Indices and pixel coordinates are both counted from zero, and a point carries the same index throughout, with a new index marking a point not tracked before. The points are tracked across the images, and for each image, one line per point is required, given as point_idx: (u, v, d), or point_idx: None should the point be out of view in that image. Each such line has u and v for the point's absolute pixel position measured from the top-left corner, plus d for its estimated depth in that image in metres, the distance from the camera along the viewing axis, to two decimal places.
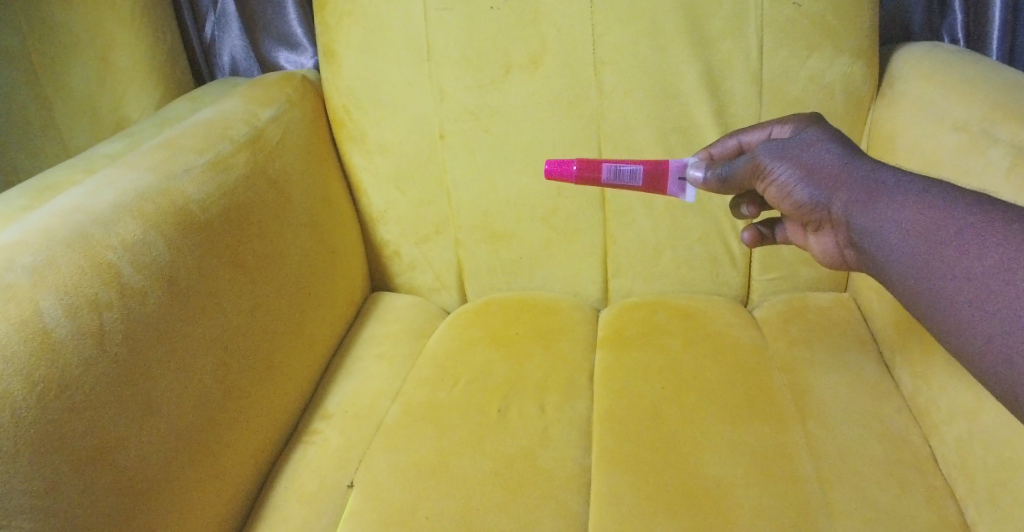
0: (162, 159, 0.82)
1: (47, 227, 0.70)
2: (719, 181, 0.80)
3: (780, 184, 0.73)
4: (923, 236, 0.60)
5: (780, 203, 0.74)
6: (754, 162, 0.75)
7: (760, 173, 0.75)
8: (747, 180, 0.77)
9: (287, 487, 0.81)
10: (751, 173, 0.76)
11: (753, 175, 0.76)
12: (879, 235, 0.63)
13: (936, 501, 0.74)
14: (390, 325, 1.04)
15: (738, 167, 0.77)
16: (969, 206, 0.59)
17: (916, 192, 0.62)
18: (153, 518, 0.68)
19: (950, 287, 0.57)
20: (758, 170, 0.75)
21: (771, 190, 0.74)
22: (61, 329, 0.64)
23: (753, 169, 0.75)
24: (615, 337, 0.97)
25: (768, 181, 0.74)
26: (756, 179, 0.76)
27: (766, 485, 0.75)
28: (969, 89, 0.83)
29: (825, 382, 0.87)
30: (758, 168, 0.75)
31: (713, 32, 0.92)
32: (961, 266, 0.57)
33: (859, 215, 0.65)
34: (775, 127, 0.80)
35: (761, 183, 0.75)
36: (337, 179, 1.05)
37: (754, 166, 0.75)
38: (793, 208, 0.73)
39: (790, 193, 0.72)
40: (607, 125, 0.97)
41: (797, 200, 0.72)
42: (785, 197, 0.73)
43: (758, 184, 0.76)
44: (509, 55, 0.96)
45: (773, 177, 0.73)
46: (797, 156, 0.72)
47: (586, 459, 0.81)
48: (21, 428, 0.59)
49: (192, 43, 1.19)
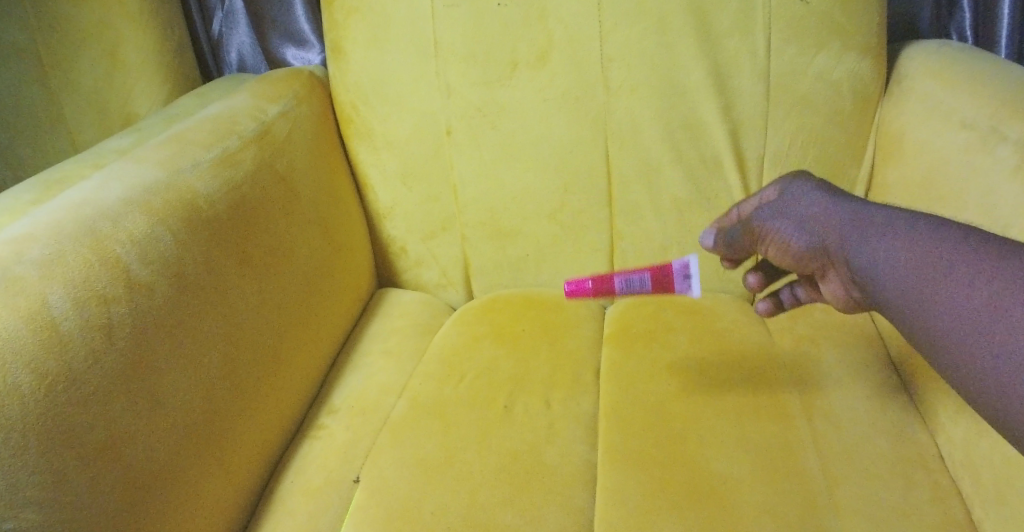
0: (170, 155, 0.82)
1: (56, 220, 0.70)
2: (723, 245, 0.81)
3: (779, 241, 0.74)
4: (914, 274, 0.60)
5: (783, 259, 0.75)
6: (750, 225, 0.77)
7: (759, 235, 0.76)
8: (750, 243, 0.78)
9: (294, 481, 0.81)
10: (751, 237, 0.77)
11: (754, 238, 0.77)
12: (876, 275, 0.63)
13: (942, 499, 0.73)
14: (395, 320, 1.05)
15: (738, 231, 0.79)
16: (955, 240, 0.59)
17: (904, 229, 0.62)
18: (159, 511, 0.68)
19: (947, 327, 0.57)
20: (757, 233, 0.76)
21: (773, 249, 0.75)
22: (70, 323, 0.64)
23: (751, 232, 0.77)
24: (622, 333, 0.97)
25: (767, 242, 0.75)
26: (757, 241, 0.77)
27: (773, 482, 0.75)
28: (976, 87, 0.83)
29: (831, 378, 0.87)
30: (758, 231, 0.76)
31: (720, 30, 0.92)
32: (954, 305, 0.57)
33: (854, 256, 0.66)
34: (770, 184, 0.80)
35: (762, 245, 0.76)
36: (343, 175, 1.05)
37: (752, 229, 0.77)
38: (795, 261, 0.73)
39: (789, 248, 0.73)
40: (614, 123, 0.97)
41: (796, 252, 0.72)
42: (786, 253, 0.73)
43: (760, 246, 0.77)
44: (516, 51, 0.96)
45: (771, 237, 0.75)
46: (789, 211, 0.73)
47: (592, 455, 0.81)
48: (29, 419, 0.59)
49: (200, 40, 1.20)
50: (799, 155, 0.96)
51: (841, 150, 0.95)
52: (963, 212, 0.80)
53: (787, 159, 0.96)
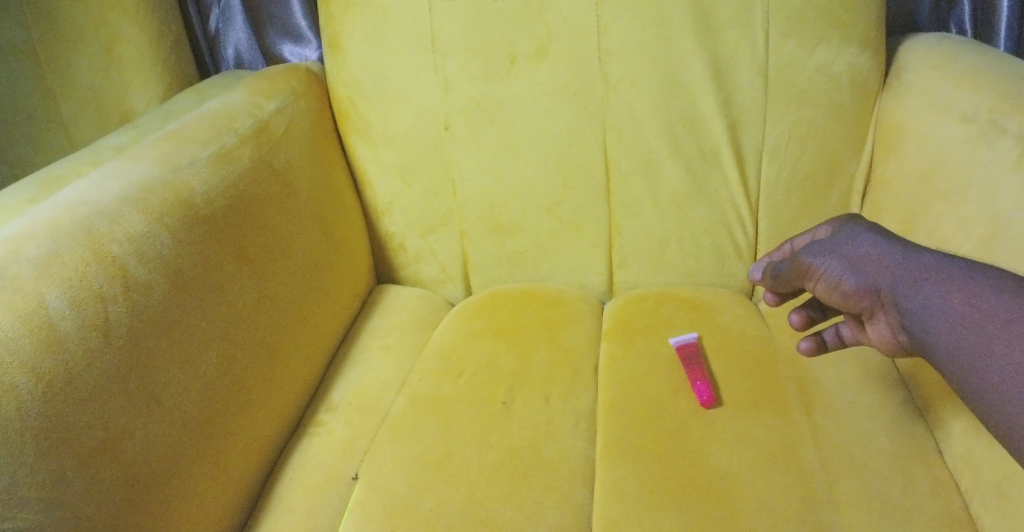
0: (167, 152, 0.82)
1: (52, 219, 0.70)
2: (771, 278, 0.80)
3: (827, 278, 0.73)
4: (973, 326, 0.61)
5: (829, 298, 0.74)
6: (798, 261, 0.76)
7: (806, 271, 0.75)
8: (795, 279, 0.77)
9: (293, 479, 0.81)
10: (797, 273, 0.76)
11: (800, 274, 0.76)
12: (932, 323, 0.64)
13: (942, 494, 0.73)
14: (395, 316, 1.05)
15: (785, 264, 0.78)
16: (1012, 295, 0.61)
17: (959, 279, 0.64)
18: (158, 511, 0.68)
19: (1004, 380, 0.58)
20: (804, 269, 0.75)
21: (820, 285, 0.74)
22: (67, 323, 0.64)
23: (799, 268, 0.76)
24: (621, 329, 0.97)
25: (815, 279, 0.74)
26: (803, 278, 0.76)
27: (772, 478, 0.75)
28: (975, 81, 0.82)
29: (830, 373, 0.87)
30: (804, 267, 0.75)
31: (718, 24, 0.92)
32: (1015, 359, 0.58)
33: (906, 299, 0.66)
34: (819, 226, 0.80)
35: (808, 281, 0.75)
36: (341, 171, 1.05)
37: (799, 265, 0.76)
38: (842, 300, 0.72)
39: (838, 285, 0.72)
40: (612, 117, 0.97)
41: (846, 290, 0.71)
42: (833, 290, 0.72)
43: (806, 282, 0.76)
44: (514, 46, 0.95)
45: (819, 274, 0.74)
46: (840, 248, 0.73)
47: (591, 451, 0.81)
48: (28, 419, 0.59)
49: (196, 36, 1.19)
50: (798, 148, 0.96)
51: (840, 144, 0.95)
52: (963, 205, 0.80)
53: (786, 153, 0.96)
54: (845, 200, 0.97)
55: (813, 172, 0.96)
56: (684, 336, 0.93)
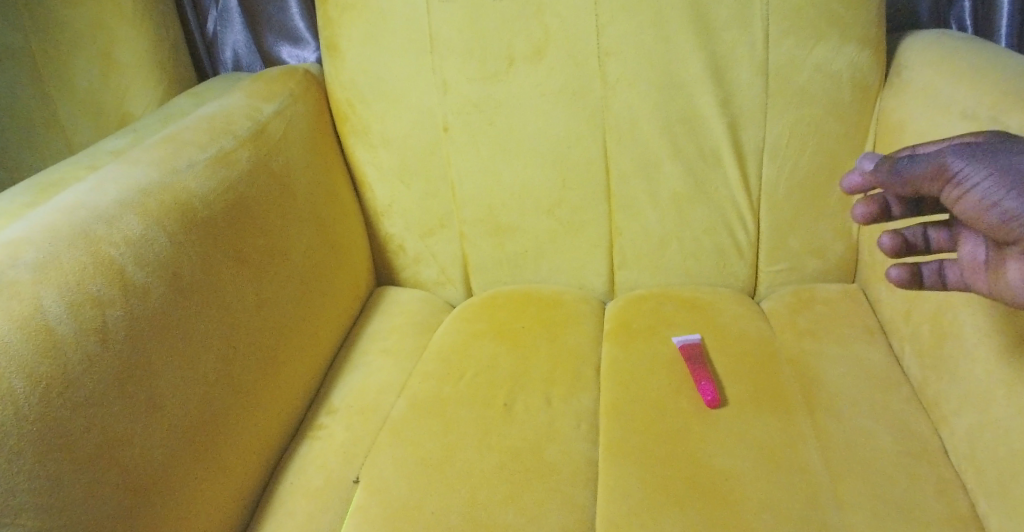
0: (165, 155, 0.82)
1: (50, 223, 0.70)
2: (892, 173, 0.67)
3: (975, 191, 0.61)
4: None
5: (967, 214, 0.62)
6: (941, 161, 0.63)
7: (947, 175, 0.63)
8: (926, 183, 0.65)
9: (293, 483, 0.81)
10: (933, 175, 0.64)
11: (934, 178, 0.64)
12: None
13: (947, 493, 0.73)
14: (395, 318, 1.04)
15: (920, 161, 0.65)
16: None
17: None
18: (158, 516, 0.67)
19: None
20: (945, 172, 0.63)
21: (959, 197, 0.62)
22: (64, 327, 0.64)
23: (938, 170, 0.63)
24: (622, 329, 0.96)
25: (956, 187, 0.62)
26: (938, 183, 0.64)
27: (775, 478, 0.75)
28: (976, 78, 0.82)
29: (833, 372, 0.86)
30: (945, 170, 0.63)
31: (717, 22, 0.92)
32: None
33: None
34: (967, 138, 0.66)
35: (945, 188, 0.63)
36: (340, 173, 1.05)
37: (941, 167, 0.63)
38: (989, 221, 0.61)
39: (993, 203, 0.60)
40: (612, 117, 0.97)
41: (1006, 210, 0.59)
42: (985, 207, 0.60)
43: (938, 189, 0.64)
44: (512, 46, 0.95)
45: (965, 183, 0.62)
46: (1004, 161, 0.61)
47: (592, 452, 0.80)
48: (25, 425, 0.59)
49: (195, 40, 1.19)
50: (799, 147, 0.95)
51: (840, 142, 0.95)
52: None
53: (787, 151, 0.96)
54: (846, 198, 0.97)
55: (814, 170, 0.96)
56: (687, 336, 0.92)
